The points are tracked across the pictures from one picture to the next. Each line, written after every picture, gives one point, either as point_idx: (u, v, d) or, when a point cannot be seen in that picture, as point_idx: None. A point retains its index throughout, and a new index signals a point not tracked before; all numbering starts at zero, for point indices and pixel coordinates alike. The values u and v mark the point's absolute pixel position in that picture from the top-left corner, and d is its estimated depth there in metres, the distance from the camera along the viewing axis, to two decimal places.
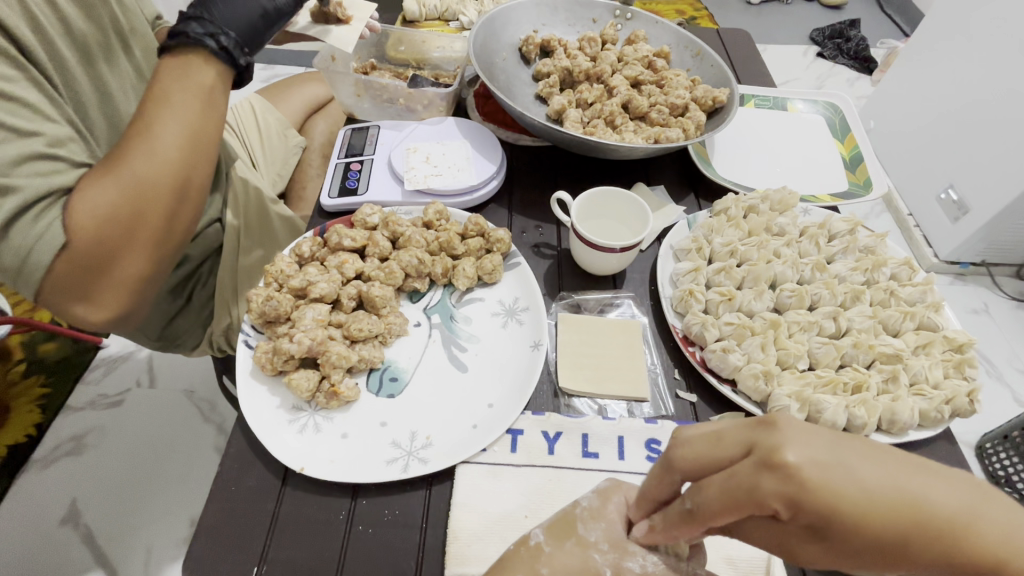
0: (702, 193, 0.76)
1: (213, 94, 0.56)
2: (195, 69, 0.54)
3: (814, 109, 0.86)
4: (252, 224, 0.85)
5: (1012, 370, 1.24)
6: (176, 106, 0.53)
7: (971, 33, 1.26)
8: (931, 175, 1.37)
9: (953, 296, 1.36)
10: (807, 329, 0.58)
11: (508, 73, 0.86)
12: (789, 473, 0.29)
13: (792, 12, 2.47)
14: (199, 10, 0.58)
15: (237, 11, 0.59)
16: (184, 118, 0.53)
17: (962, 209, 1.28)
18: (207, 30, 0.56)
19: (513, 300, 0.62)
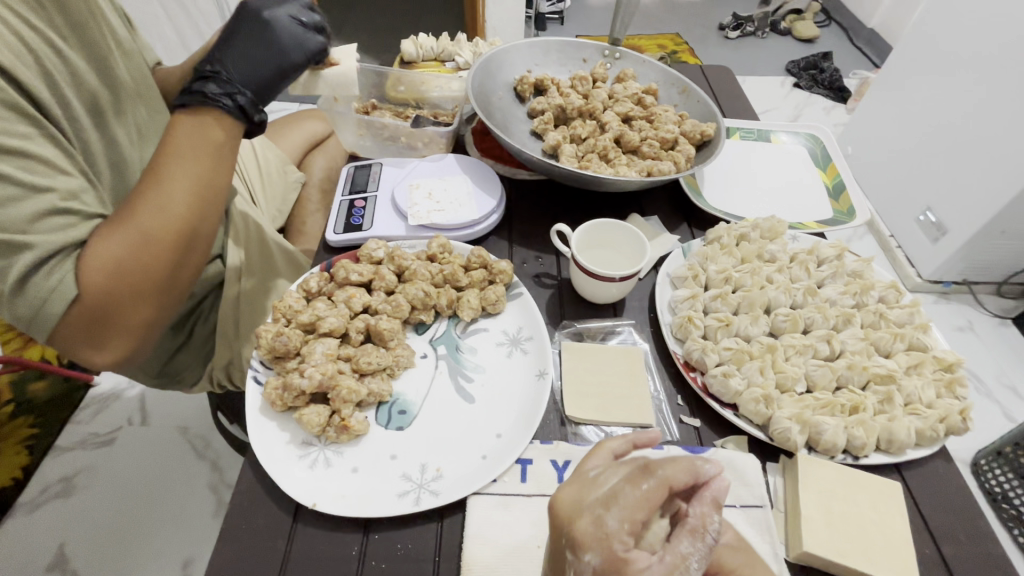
0: (695, 223, 0.79)
1: (223, 151, 0.58)
2: (209, 127, 0.57)
3: (797, 140, 0.91)
4: (256, 258, 0.87)
5: (1001, 387, 1.27)
6: (187, 161, 0.55)
7: (944, 64, 1.33)
8: (911, 197, 1.42)
9: (938, 316, 1.39)
10: (803, 352, 0.60)
11: (505, 110, 0.89)
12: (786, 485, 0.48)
13: (768, 45, 2.61)
14: (213, 65, 0.60)
15: (257, 67, 0.62)
16: (194, 174, 0.55)
17: (941, 230, 1.33)
18: (223, 90, 0.58)
19: (517, 330, 0.63)
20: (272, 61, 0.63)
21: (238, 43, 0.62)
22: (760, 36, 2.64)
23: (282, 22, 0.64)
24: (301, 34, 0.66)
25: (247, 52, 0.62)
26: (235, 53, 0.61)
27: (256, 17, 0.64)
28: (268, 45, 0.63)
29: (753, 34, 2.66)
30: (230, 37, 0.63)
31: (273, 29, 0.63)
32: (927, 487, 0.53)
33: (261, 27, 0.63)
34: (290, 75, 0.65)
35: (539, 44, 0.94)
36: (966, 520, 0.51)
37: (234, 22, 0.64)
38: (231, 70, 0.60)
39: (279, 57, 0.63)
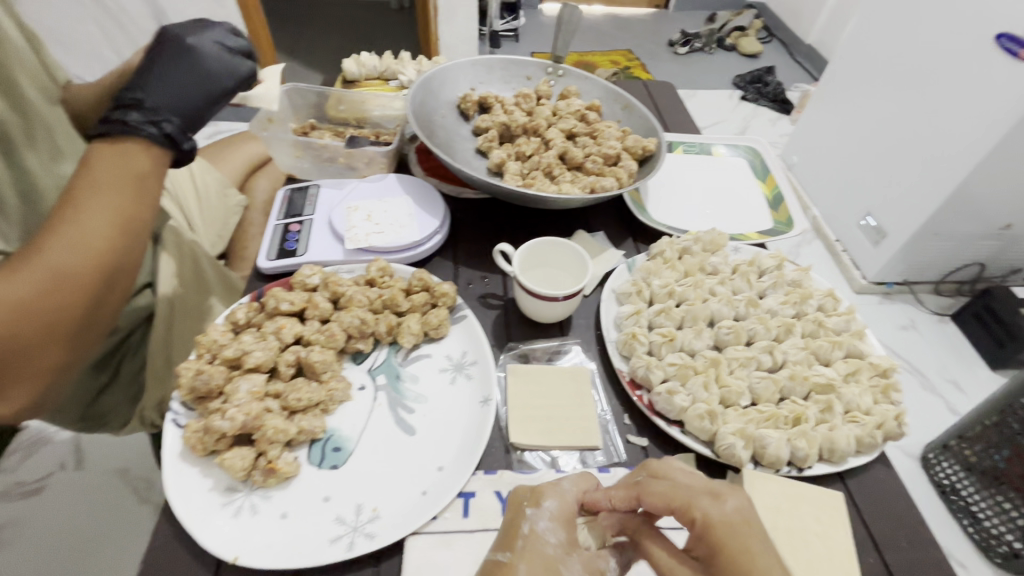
0: (640, 237, 0.79)
1: (149, 181, 0.55)
2: (134, 157, 0.53)
3: (736, 153, 0.93)
4: (189, 280, 0.83)
5: (943, 382, 1.34)
6: (109, 193, 0.51)
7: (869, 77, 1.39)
8: (853, 204, 1.47)
9: (883, 316, 1.45)
10: (747, 364, 0.60)
11: (448, 129, 0.88)
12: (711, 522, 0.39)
13: (715, 60, 2.71)
14: (137, 91, 0.57)
15: (182, 94, 0.59)
16: (117, 206, 0.51)
17: (881, 234, 1.39)
18: (148, 117, 0.55)
19: (461, 354, 0.61)
20: (199, 86, 0.60)
21: (161, 69, 0.59)
22: (708, 52, 2.75)
23: (208, 46, 0.62)
24: (229, 60, 0.63)
25: (173, 76, 0.59)
26: (161, 78, 0.58)
27: (180, 43, 0.61)
28: (195, 72, 0.60)
29: (701, 50, 2.77)
30: (151, 63, 0.59)
31: (198, 56, 0.61)
32: (870, 495, 0.53)
33: (185, 53, 0.60)
34: (218, 103, 0.63)
35: (481, 62, 0.94)
36: (908, 526, 0.52)
37: (155, 51, 0.61)
38: (155, 96, 0.57)
39: (209, 83, 0.61)
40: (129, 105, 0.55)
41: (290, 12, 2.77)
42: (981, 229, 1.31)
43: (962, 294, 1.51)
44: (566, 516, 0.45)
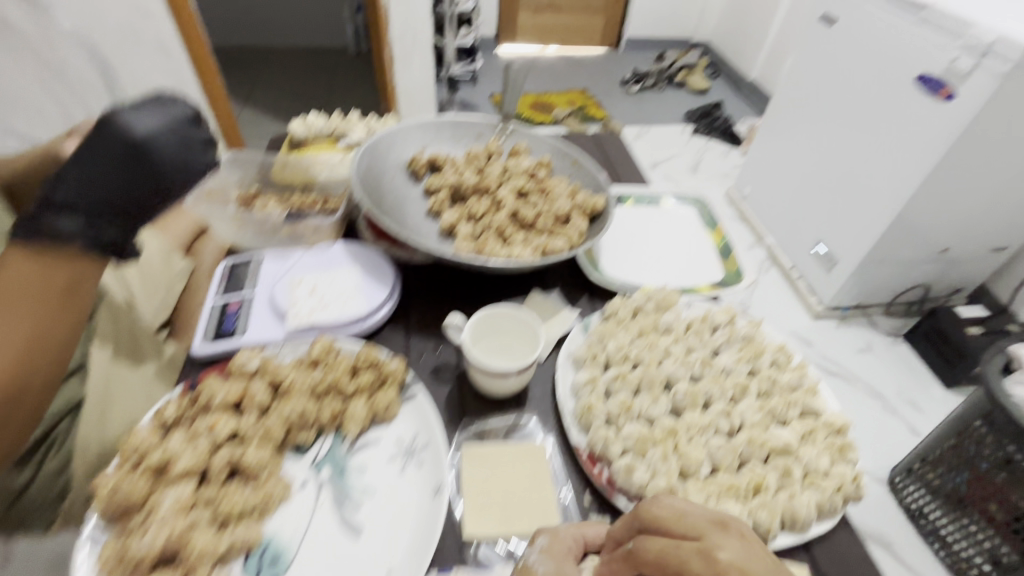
0: (595, 294, 0.78)
1: (76, 290, 0.51)
2: (60, 265, 0.49)
3: (684, 204, 0.95)
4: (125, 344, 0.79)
5: (904, 404, 1.24)
6: (25, 302, 0.48)
7: (797, 110, 1.40)
8: (805, 230, 1.37)
9: (840, 340, 1.34)
10: (705, 431, 0.59)
11: (398, 191, 0.87)
12: (716, 567, 0.38)
13: (665, 97, 2.83)
14: (68, 188, 0.50)
15: (125, 193, 0.52)
16: (30, 314, 0.48)
17: (832, 261, 1.30)
18: (80, 228, 0.50)
19: (412, 437, 0.58)
20: (147, 184, 0.53)
21: (100, 159, 0.51)
22: (659, 89, 2.87)
23: (160, 131, 0.53)
24: (185, 150, 0.54)
25: (113, 170, 0.51)
26: (99, 172, 0.51)
27: (126, 125, 0.52)
28: (143, 165, 0.52)
29: (652, 87, 2.88)
30: (88, 150, 0.51)
31: (149, 148, 0.52)
32: (834, 563, 0.53)
33: (131, 140, 0.51)
34: (170, 198, 0.55)
35: (429, 123, 0.95)
36: None
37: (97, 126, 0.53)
38: (93, 200, 0.50)
39: (156, 181, 0.53)
40: (63, 209, 0.50)
41: (247, 60, 2.76)
42: (922, 253, 1.23)
43: (915, 313, 1.41)
44: (557, 550, 0.47)
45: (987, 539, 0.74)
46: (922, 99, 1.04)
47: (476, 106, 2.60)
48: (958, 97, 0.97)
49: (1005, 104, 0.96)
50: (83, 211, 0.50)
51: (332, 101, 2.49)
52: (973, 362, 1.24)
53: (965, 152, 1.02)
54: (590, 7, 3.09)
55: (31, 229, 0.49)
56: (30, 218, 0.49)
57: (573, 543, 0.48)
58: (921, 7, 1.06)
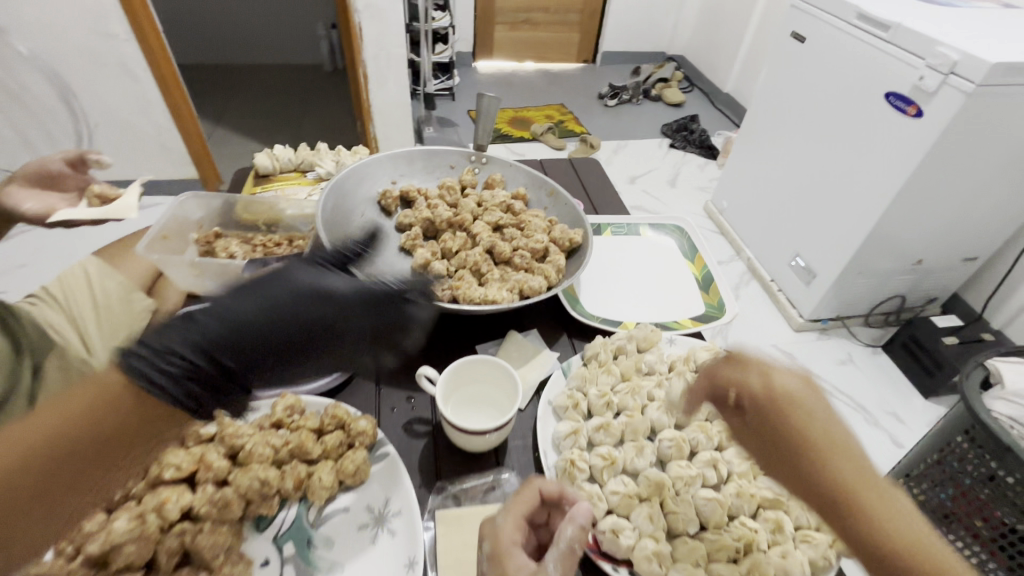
0: (575, 332, 0.75)
1: (125, 441, 0.37)
2: (112, 401, 0.36)
3: (663, 232, 0.93)
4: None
5: (884, 414, 1.22)
6: (45, 429, 0.34)
7: (770, 122, 1.39)
8: (781, 243, 1.38)
9: (819, 352, 1.33)
10: (692, 484, 0.56)
11: (368, 229, 0.83)
12: (782, 394, 0.41)
13: (642, 111, 2.85)
14: (216, 311, 0.43)
15: (262, 333, 0.44)
16: (41, 437, 0.34)
17: (811, 274, 1.29)
18: (191, 356, 0.39)
19: (383, 503, 0.54)
20: (296, 334, 0.46)
21: (283, 311, 0.45)
22: (635, 103, 2.89)
23: (350, 301, 0.50)
24: (350, 308, 0.50)
25: (272, 309, 0.45)
26: (257, 307, 0.44)
27: (317, 287, 0.49)
28: (314, 332, 0.47)
29: (629, 101, 2.90)
30: (264, 284, 0.47)
31: (328, 303, 0.48)
32: None
33: (317, 303, 0.48)
34: (296, 355, 0.47)
35: (400, 155, 0.91)
36: None
37: (273, 276, 0.48)
38: (248, 352, 0.43)
39: (299, 331, 0.46)
40: (223, 351, 0.41)
41: (218, 78, 2.69)
42: (897, 264, 1.20)
43: (893, 324, 1.39)
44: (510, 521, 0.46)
45: (973, 555, 0.84)
46: (893, 118, 1.02)
47: (455, 122, 2.58)
48: (926, 114, 0.96)
49: (974, 120, 0.94)
50: (231, 364, 0.42)
51: (308, 120, 2.45)
52: (952, 372, 1.22)
53: (936, 168, 1.00)
54: (566, 22, 3.10)
55: (192, 360, 0.39)
56: (171, 349, 0.39)
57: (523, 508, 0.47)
58: (888, 25, 1.02)
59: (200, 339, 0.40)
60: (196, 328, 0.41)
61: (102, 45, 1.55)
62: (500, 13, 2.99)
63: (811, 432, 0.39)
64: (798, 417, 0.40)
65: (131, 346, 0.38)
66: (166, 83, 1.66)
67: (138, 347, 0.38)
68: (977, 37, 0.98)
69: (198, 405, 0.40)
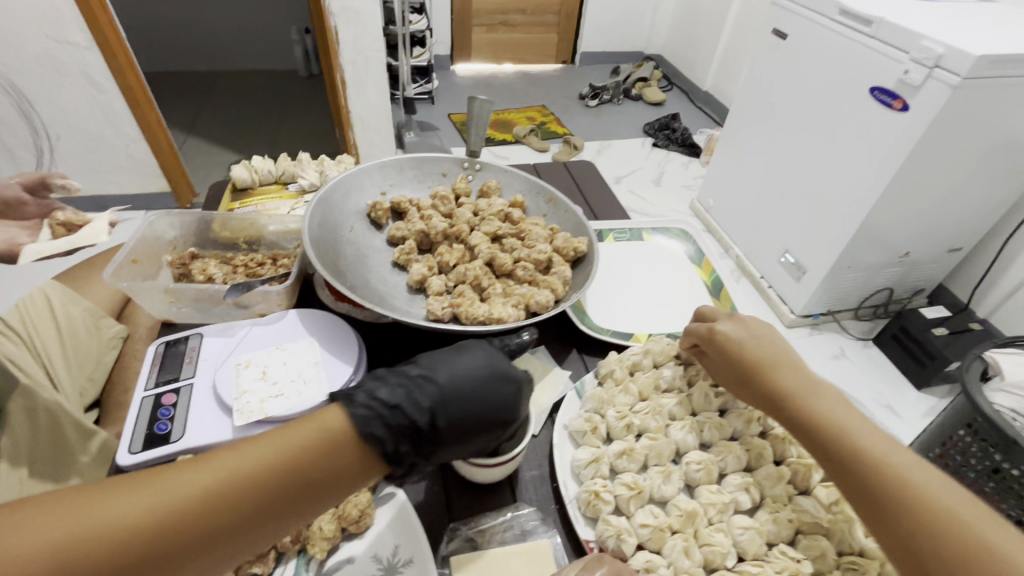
0: (585, 347, 0.71)
1: (323, 493, 0.34)
2: (327, 443, 0.34)
3: (668, 237, 0.90)
4: (42, 448, 0.62)
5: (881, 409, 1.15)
6: (282, 454, 0.33)
7: (754, 120, 1.37)
8: (769, 240, 1.34)
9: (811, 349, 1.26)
10: (725, 511, 0.52)
11: (358, 244, 0.78)
12: (728, 330, 0.55)
13: (623, 110, 2.83)
14: (428, 366, 0.41)
15: (461, 399, 0.40)
16: (279, 462, 0.33)
17: (801, 271, 1.25)
18: (394, 414, 0.36)
19: (392, 551, 0.49)
20: (483, 412, 0.40)
21: (485, 386, 0.40)
22: (616, 103, 2.87)
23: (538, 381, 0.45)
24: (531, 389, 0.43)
25: (470, 373, 0.41)
26: (457, 368, 0.41)
27: (514, 366, 0.43)
28: (504, 416, 0.41)
29: (610, 101, 2.88)
30: (470, 347, 0.44)
31: (517, 380, 0.42)
32: None
33: (512, 381, 0.42)
34: (478, 434, 0.40)
35: (390, 163, 0.86)
36: None
37: (480, 343, 0.45)
38: (444, 420, 0.39)
39: (490, 403, 0.40)
40: (432, 414, 0.38)
41: (185, 86, 2.59)
42: (884, 257, 1.18)
43: (882, 316, 1.34)
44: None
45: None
46: (879, 112, 1.00)
47: (435, 126, 2.52)
48: (911, 109, 0.94)
49: (961, 114, 0.91)
50: (436, 431, 0.38)
51: (282, 127, 2.36)
52: (943, 361, 1.16)
53: (921, 162, 0.98)
54: (544, 23, 3.06)
55: (409, 416, 0.37)
56: (395, 403, 0.37)
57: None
58: (871, 20, 1.00)
59: (415, 398, 0.38)
60: (415, 388, 0.39)
61: (61, 53, 1.45)
62: (476, 15, 2.94)
63: (747, 356, 0.52)
64: (734, 346, 0.54)
65: (356, 392, 0.37)
66: (132, 93, 1.57)
67: (362, 389, 0.37)
68: (962, 30, 0.96)
69: (399, 464, 0.36)
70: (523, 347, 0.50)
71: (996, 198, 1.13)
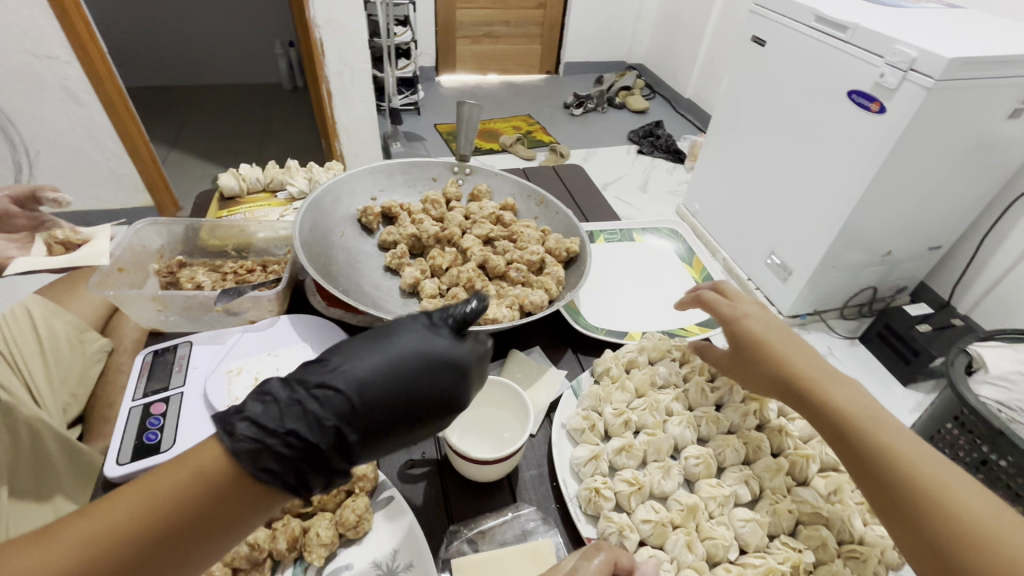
0: (580, 347, 0.71)
1: (219, 519, 0.31)
2: (202, 484, 0.30)
3: (658, 237, 0.91)
4: (24, 465, 0.60)
5: None
6: (174, 483, 0.30)
7: (736, 124, 1.40)
8: (756, 241, 1.36)
9: None
10: (726, 503, 0.52)
11: (349, 249, 0.77)
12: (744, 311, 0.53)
13: (607, 119, 2.87)
14: (337, 370, 0.35)
15: (382, 403, 0.35)
16: (170, 492, 0.30)
17: (787, 271, 1.27)
18: (291, 445, 0.32)
19: (392, 556, 0.48)
20: (409, 410, 0.36)
21: (407, 381, 0.36)
22: (600, 111, 2.91)
23: (478, 356, 0.40)
24: (471, 367, 0.39)
25: (389, 368, 0.36)
26: (373, 365, 0.35)
27: (445, 348, 0.38)
28: (443, 405, 0.37)
29: (594, 110, 2.92)
30: (384, 336, 0.38)
31: (448, 364, 0.37)
32: None
33: (445, 364, 0.37)
34: (408, 430, 0.37)
35: (380, 168, 0.86)
36: None
37: (397, 325, 0.39)
38: (363, 429, 0.35)
39: (419, 397, 0.36)
40: (343, 427, 0.34)
41: (168, 100, 2.56)
42: (867, 256, 1.20)
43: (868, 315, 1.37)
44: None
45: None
46: (858, 114, 1.03)
47: (422, 137, 2.53)
48: (888, 111, 0.96)
49: (937, 115, 0.94)
50: (356, 438, 0.35)
51: (267, 140, 2.35)
52: (928, 357, 1.18)
53: (899, 163, 1.00)
54: (528, 34, 3.10)
55: (308, 438, 0.32)
56: (288, 428, 0.32)
57: (600, 565, 0.42)
58: (845, 26, 1.03)
59: (319, 414, 0.33)
60: (316, 403, 0.33)
61: (41, 68, 1.43)
62: (461, 27, 2.96)
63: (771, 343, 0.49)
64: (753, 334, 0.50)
65: (238, 422, 0.31)
66: (115, 107, 1.55)
67: (245, 416, 0.32)
68: (934, 34, 0.99)
69: (306, 490, 0.33)
70: (469, 317, 0.41)
71: (973, 196, 1.16)
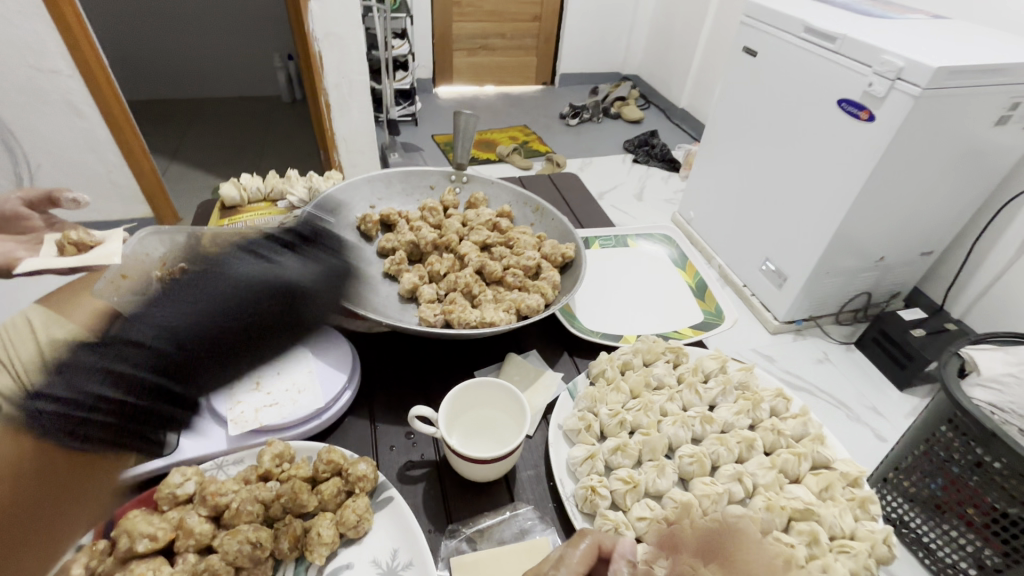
0: (576, 350, 0.72)
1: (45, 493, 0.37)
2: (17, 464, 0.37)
3: (652, 243, 0.93)
4: None
5: (866, 410, 1.18)
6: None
7: (729, 134, 1.42)
8: (751, 249, 1.38)
9: (796, 354, 1.28)
10: (719, 501, 0.54)
11: (349, 255, 0.79)
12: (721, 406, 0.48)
13: (602, 129, 2.91)
14: (138, 328, 0.47)
15: (207, 330, 0.49)
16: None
17: (781, 277, 1.28)
18: (120, 374, 0.44)
19: (392, 555, 0.49)
20: (244, 330, 0.52)
21: (232, 306, 0.51)
22: (595, 121, 2.95)
23: (294, 292, 0.58)
24: (300, 299, 0.59)
25: (201, 305, 0.50)
26: (184, 308, 0.50)
27: (260, 287, 0.55)
28: (280, 325, 0.56)
29: (589, 120, 2.96)
30: (150, 302, 0.50)
31: (273, 297, 0.56)
32: None
33: (266, 298, 0.55)
34: (267, 356, 0.57)
35: (378, 177, 0.88)
36: None
37: (215, 277, 0.55)
38: (193, 349, 0.48)
39: (246, 322, 0.52)
40: (173, 349, 0.47)
41: (168, 113, 2.59)
42: (860, 262, 1.22)
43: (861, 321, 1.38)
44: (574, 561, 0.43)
45: (969, 543, 0.71)
46: (847, 123, 1.05)
47: (419, 147, 2.56)
48: (877, 119, 0.99)
49: (924, 124, 0.96)
50: (177, 367, 0.47)
51: (266, 152, 2.37)
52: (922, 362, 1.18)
53: (889, 170, 1.02)
54: (523, 46, 3.15)
55: (149, 357, 0.46)
56: (110, 362, 0.44)
57: (582, 551, 0.44)
58: (833, 37, 1.06)
59: (142, 343, 0.46)
60: (129, 347, 0.46)
61: (44, 82, 1.45)
62: (457, 40, 3.01)
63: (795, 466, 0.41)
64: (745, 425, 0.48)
65: (70, 368, 0.42)
66: (116, 119, 1.57)
67: (74, 362, 0.43)
68: (919, 44, 1.02)
69: (141, 414, 0.46)
70: (276, 267, 0.59)
71: (961, 203, 1.18)
